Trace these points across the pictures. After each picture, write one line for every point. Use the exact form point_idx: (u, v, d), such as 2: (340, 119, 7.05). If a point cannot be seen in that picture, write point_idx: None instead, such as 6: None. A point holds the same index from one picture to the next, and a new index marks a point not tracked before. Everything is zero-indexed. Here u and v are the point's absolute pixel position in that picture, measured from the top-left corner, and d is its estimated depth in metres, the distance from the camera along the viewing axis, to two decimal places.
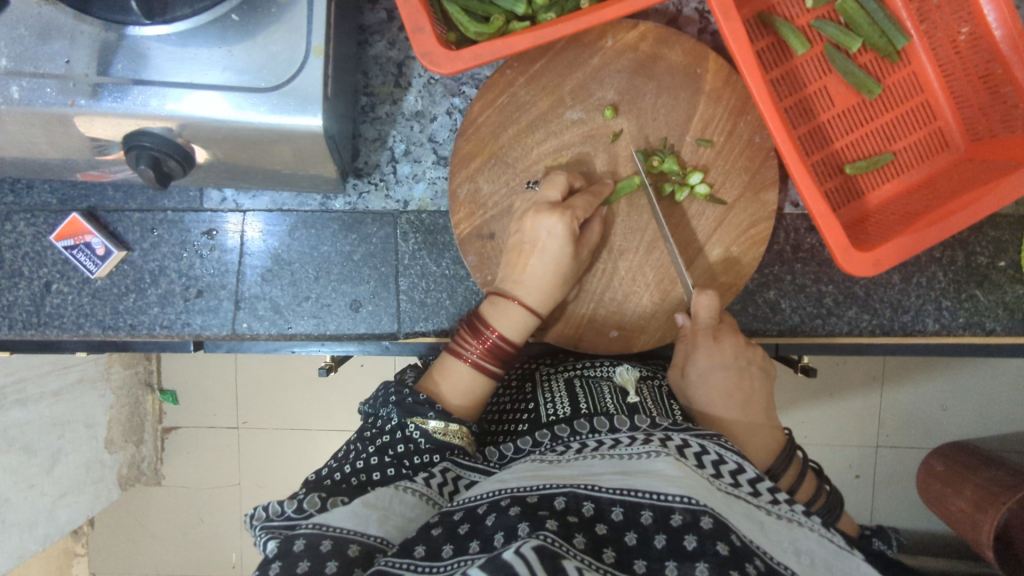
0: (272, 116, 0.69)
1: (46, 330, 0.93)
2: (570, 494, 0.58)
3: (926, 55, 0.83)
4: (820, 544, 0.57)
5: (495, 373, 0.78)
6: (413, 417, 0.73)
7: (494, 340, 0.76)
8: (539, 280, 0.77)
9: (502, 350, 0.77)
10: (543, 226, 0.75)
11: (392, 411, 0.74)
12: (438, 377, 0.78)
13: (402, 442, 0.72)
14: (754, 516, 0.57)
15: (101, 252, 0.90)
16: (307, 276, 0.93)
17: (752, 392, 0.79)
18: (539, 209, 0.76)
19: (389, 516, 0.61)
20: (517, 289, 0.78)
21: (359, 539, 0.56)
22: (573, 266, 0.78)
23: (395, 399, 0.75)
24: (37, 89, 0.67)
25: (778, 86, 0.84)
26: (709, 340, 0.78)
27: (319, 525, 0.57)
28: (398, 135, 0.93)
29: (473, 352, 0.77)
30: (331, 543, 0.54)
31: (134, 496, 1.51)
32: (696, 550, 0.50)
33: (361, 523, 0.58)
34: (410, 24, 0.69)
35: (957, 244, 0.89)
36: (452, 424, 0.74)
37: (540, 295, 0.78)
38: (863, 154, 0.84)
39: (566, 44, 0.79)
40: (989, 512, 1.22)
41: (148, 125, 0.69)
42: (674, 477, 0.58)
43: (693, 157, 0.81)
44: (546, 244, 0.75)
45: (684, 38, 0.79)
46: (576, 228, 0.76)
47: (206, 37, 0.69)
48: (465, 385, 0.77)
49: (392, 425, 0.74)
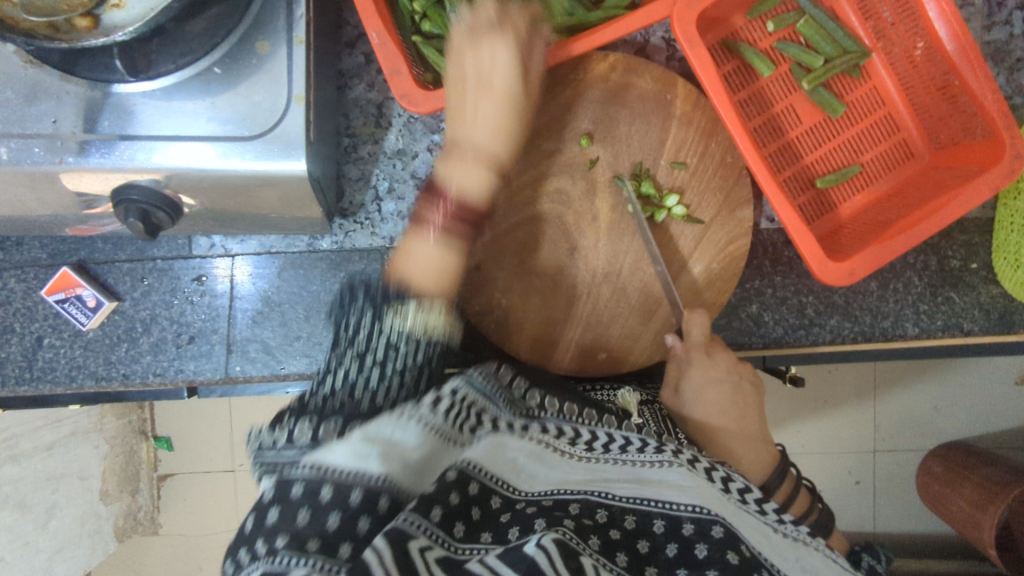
0: (257, 163, 0.71)
1: (39, 384, 0.93)
2: (584, 501, 0.56)
3: (886, 71, 0.87)
4: (823, 563, 0.60)
5: (462, 243, 0.67)
6: (388, 305, 0.65)
7: (455, 202, 0.66)
8: (493, 117, 0.69)
9: (466, 218, 0.67)
10: (486, 50, 0.68)
11: (363, 304, 0.66)
12: (402, 258, 0.67)
13: (385, 345, 0.62)
14: (762, 534, 0.60)
15: (92, 304, 0.91)
16: (298, 315, 0.94)
17: (746, 409, 0.80)
18: (477, 31, 0.69)
19: (393, 449, 0.52)
20: (471, 136, 0.69)
21: (364, 481, 0.49)
22: (520, 95, 0.70)
23: (362, 292, 0.67)
24: (25, 148, 0.69)
25: (746, 106, 0.87)
26: (703, 355, 0.79)
27: (315, 465, 0.50)
28: (381, 174, 0.95)
29: (435, 219, 0.66)
30: (331, 488, 0.49)
31: (128, 551, 1.45)
32: (706, 559, 0.53)
33: (362, 459, 0.50)
34: (388, 67, 0.72)
35: (929, 249, 0.91)
36: (429, 313, 0.65)
37: (495, 134, 0.69)
38: (832, 168, 0.87)
39: (539, 79, 0.82)
40: (988, 511, 1.24)
41: (135, 177, 0.71)
42: (687, 488, 0.60)
43: (668, 179, 0.83)
44: (490, 73, 0.69)
45: (652, 66, 0.82)
46: (519, 45, 0.69)
47: (190, 91, 0.71)
48: (430, 261, 0.65)
49: (365, 320, 0.65)
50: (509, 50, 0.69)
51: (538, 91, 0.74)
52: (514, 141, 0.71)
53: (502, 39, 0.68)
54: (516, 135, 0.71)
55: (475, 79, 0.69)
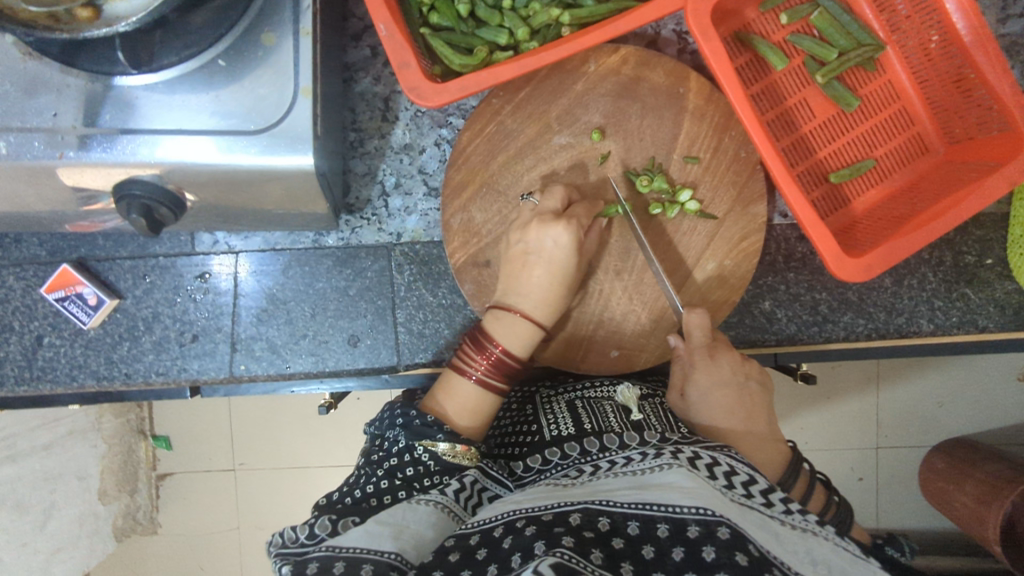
0: (262, 157, 0.69)
1: (39, 384, 0.91)
2: (585, 511, 0.57)
3: (900, 63, 0.85)
4: (834, 552, 0.55)
5: (500, 389, 0.76)
6: (422, 440, 0.71)
7: (500, 355, 0.75)
8: (541, 293, 0.76)
9: (508, 367, 0.75)
10: (549, 234, 0.75)
11: (400, 434, 0.72)
12: (442, 395, 0.76)
13: (410, 463, 0.70)
14: (768, 527, 0.56)
15: (93, 302, 0.90)
16: (303, 314, 0.93)
17: (756, 409, 0.78)
18: (543, 219, 0.76)
19: (403, 530, 0.60)
20: (519, 302, 0.76)
21: (374, 557, 0.55)
22: (573, 280, 0.77)
23: (402, 421, 0.73)
24: (25, 143, 0.67)
25: (759, 100, 0.86)
26: (706, 357, 0.78)
27: (331, 547, 0.56)
28: (388, 169, 0.93)
29: (477, 369, 0.75)
30: (344, 563, 0.53)
31: (128, 550, 1.44)
32: (714, 561, 0.49)
33: (376, 542, 0.57)
34: (396, 59, 0.69)
35: (944, 244, 0.90)
36: (460, 445, 0.71)
37: (543, 308, 0.76)
38: (846, 162, 0.86)
39: (550, 72, 0.81)
40: (992, 507, 1.22)
41: (138, 173, 0.69)
42: (688, 489, 0.56)
43: (681, 174, 0.82)
44: (553, 254, 0.75)
45: (665, 59, 0.81)
46: (581, 235, 0.76)
47: (193, 84, 0.69)
48: (472, 405, 0.75)
49: (399, 447, 0.71)
50: (572, 236, 0.75)
51: (592, 236, 0.78)
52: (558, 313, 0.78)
53: (566, 226, 0.75)
54: (563, 307, 0.78)
55: (537, 258, 0.75)
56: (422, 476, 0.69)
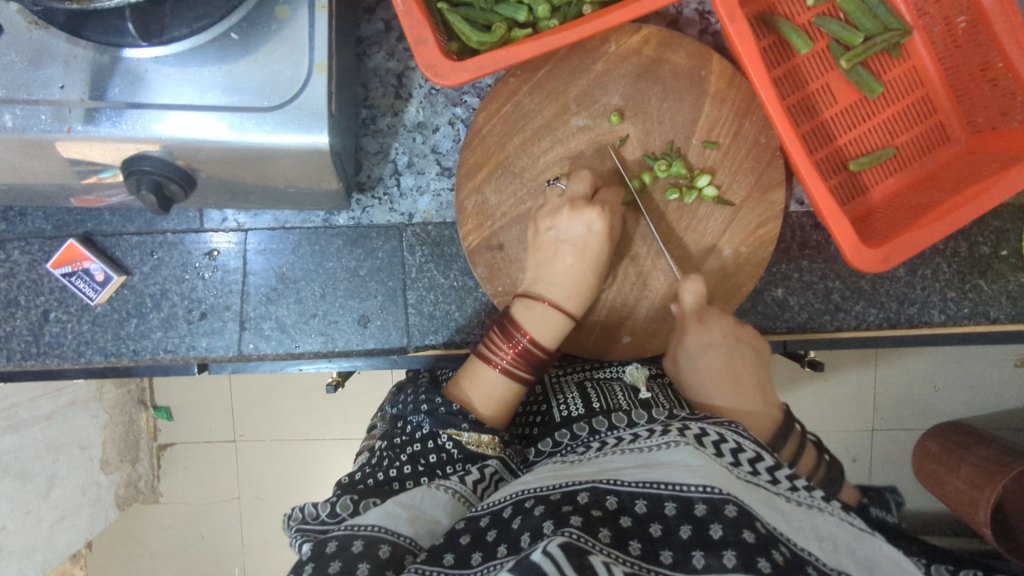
0: (274, 135, 0.68)
1: (46, 359, 0.91)
2: (593, 489, 0.57)
3: (925, 49, 0.84)
4: (841, 528, 0.54)
5: (525, 379, 0.76)
6: (446, 428, 0.70)
7: (527, 345, 0.75)
8: (570, 279, 0.76)
9: (535, 357, 0.75)
10: (581, 220, 0.74)
11: (424, 419, 0.72)
12: (465, 382, 0.76)
13: (433, 450, 0.69)
14: (775, 504, 0.54)
15: (100, 279, 0.89)
16: (313, 293, 0.92)
17: (744, 371, 0.77)
18: (574, 204, 0.75)
19: (419, 515, 0.60)
20: (546, 288, 0.77)
21: (391, 538, 0.55)
22: (600, 266, 0.77)
23: (427, 407, 0.73)
24: (31, 116, 0.66)
25: (781, 84, 0.84)
26: (696, 321, 0.78)
27: (350, 525, 0.56)
28: (400, 148, 0.92)
29: (503, 358, 0.75)
30: (363, 542, 0.54)
31: (130, 519, 1.46)
32: (721, 539, 0.48)
33: (393, 523, 0.57)
34: (413, 35, 0.67)
35: (960, 234, 0.90)
36: (485, 434, 0.71)
37: (567, 294, 0.76)
38: (866, 150, 0.84)
39: (570, 51, 0.79)
40: (984, 491, 1.23)
41: (147, 148, 0.67)
42: (695, 467, 0.55)
43: (700, 159, 0.81)
44: (580, 237, 0.74)
45: (688, 40, 0.79)
46: (607, 217, 0.75)
47: (204, 58, 0.67)
48: (493, 391, 0.75)
49: (423, 433, 0.71)
50: (600, 220, 0.74)
51: (618, 222, 0.77)
52: (583, 301, 0.77)
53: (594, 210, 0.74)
54: (590, 296, 0.77)
55: (564, 243, 0.75)
56: (445, 463, 0.68)
